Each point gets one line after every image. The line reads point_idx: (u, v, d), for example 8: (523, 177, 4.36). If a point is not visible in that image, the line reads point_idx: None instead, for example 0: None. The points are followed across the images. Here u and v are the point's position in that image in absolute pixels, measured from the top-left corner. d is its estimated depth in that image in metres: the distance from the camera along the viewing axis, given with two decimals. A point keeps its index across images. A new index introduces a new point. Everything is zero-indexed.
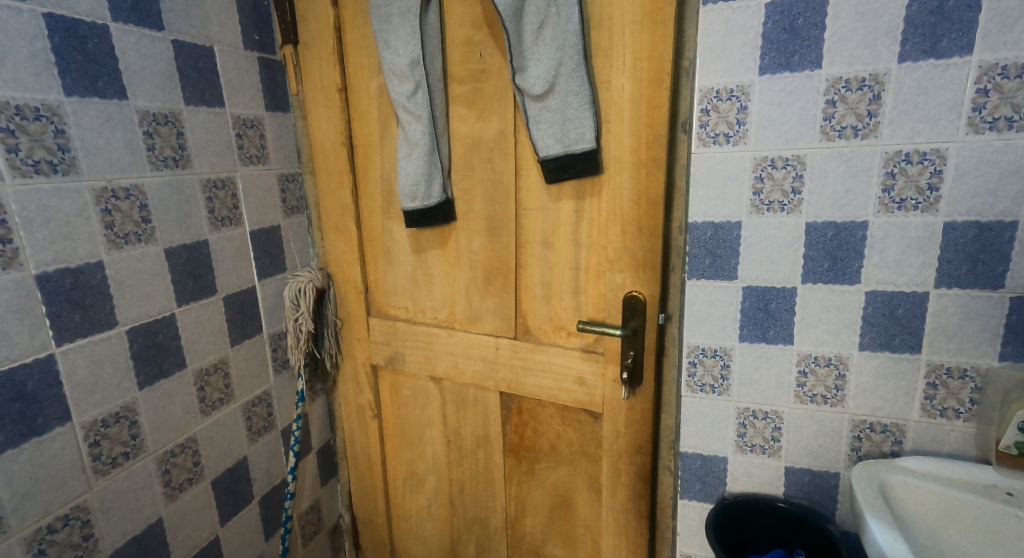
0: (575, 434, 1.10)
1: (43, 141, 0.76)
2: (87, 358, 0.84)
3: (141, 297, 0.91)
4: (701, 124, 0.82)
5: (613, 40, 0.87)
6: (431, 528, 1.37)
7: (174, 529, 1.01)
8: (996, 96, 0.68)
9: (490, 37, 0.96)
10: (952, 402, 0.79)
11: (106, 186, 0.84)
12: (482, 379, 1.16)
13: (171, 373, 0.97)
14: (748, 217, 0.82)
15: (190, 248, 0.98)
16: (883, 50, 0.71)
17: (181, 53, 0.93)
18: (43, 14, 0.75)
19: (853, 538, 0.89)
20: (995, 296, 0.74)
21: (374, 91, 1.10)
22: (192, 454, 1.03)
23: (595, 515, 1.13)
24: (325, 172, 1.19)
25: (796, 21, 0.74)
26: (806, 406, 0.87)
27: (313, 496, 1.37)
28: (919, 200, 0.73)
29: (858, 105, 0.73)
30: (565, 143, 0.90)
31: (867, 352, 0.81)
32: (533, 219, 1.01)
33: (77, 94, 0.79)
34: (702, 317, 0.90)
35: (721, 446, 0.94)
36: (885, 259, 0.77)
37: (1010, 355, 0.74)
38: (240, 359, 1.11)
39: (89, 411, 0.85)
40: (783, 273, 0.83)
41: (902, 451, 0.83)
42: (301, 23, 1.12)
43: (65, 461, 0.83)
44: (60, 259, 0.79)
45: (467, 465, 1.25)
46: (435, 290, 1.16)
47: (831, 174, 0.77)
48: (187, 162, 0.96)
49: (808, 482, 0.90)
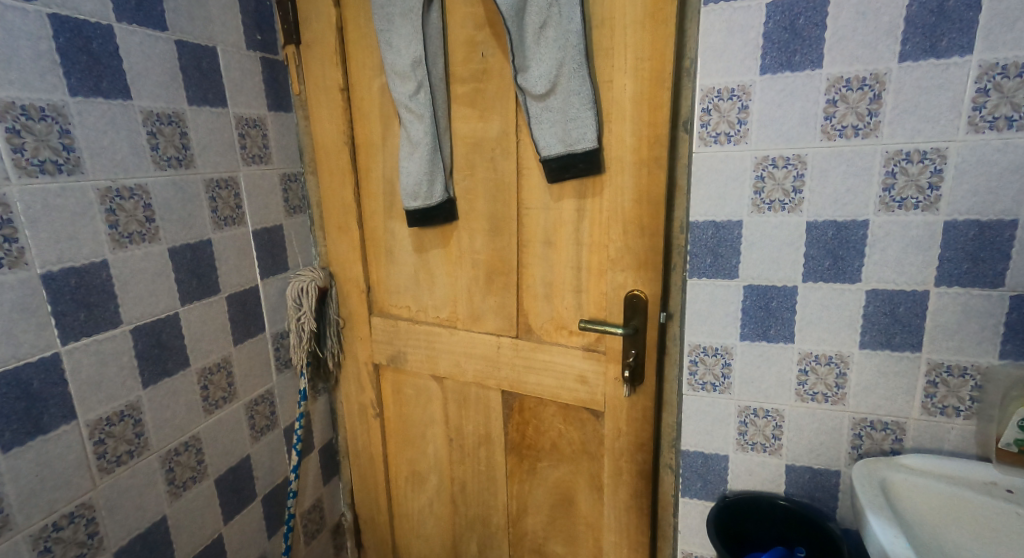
0: (577, 432, 1.11)
1: (49, 141, 0.76)
2: (92, 357, 0.85)
3: (145, 296, 0.91)
4: (702, 124, 0.82)
5: (614, 40, 0.87)
6: (433, 527, 1.38)
7: (178, 527, 1.01)
8: (996, 95, 0.68)
9: (492, 37, 0.96)
10: (952, 400, 0.79)
11: (110, 186, 0.84)
12: (484, 378, 1.17)
13: (175, 372, 0.98)
14: (748, 216, 0.83)
15: (194, 247, 0.99)
16: (884, 50, 0.71)
17: (184, 53, 0.94)
18: (48, 15, 0.75)
19: (853, 535, 0.89)
20: (995, 294, 0.74)
21: (376, 90, 1.10)
22: (195, 453, 1.03)
23: (597, 513, 1.14)
24: (327, 172, 1.20)
25: (797, 21, 0.74)
26: (807, 405, 0.87)
27: (315, 495, 1.38)
28: (919, 199, 0.74)
29: (859, 105, 0.74)
30: (567, 143, 0.91)
31: (868, 350, 0.82)
32: (535, 218, 1.02)
33: (82, 94, 0.80)
34: (703, 316, 0.90)
35: (722, 444, 0.94)
36: (886, 258, 0.77)
37: (1010, 353, 0.75)
38: (243, 358, 1.12)
39: (94, 409, 0.85)
40: (784, 272, 0.83)
41: (903, 449, 0.84)
42: (304, 23, 1.12)
43: (70, 460, 0.83)
44: (65, 259, 0.80)
45: (469, 464, 1.26)
46: (437, 289, 1.17)
47: (832, 173, 0.77)
48: (191, 162, 0.97)
49: (809, 480, 0.90)
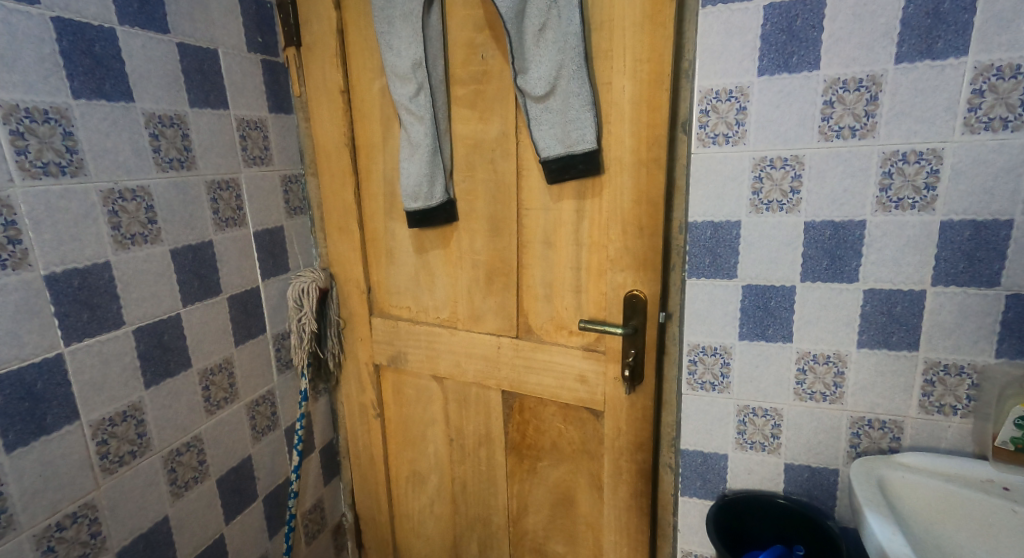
0: (576, 432, 1.12)
1: (52, 143, 0.77)
2: (94, 357, 0.85)
3: (148, 297, 0.92)
4: (701, 125, 0.83)
5: (613, 41, 0.88)
6: (434, 527, 1.38)
7: (180, 527, 1.02)
8: (991, 96, 0.69)
9: (492, 39, 0.97)
10: (949, 399, 0.80)
11: (113, 187, 0.85)
12: (484, 378, 1.17)
13: (176, 373, 0.98)
14: (747, 217, 0.83)
15: (195, 248, 0.99)
16: (881, 51, 0.72)
17: (186, 56, 0.94)
18: (51, 18, 0.76)
19: (852, 534, 0.90)
20: (991, 293, 0.75)
21: (376, 92, 1.11)
22: (197, 453, 1.03)
23: (596, 512, 1.14)
24: (327, 173, 1.21)
25: (795, 23, 0.75)
26: (806, 404, 0.88)
27: (316, 495, 1.38)
28: (916, 199, 0.74)
29: (855, 106, 0.74)
30: (566, 144, 0.91)
31: (865, 349, 0.82)
32: (535, 219, 1.02)
33: (85, 97, 0.80)
34: (702, 315, 0.91)
35: (721, 443, 0.95)
36: (883, 257, 0.78)
37: (1006, 351, 0.76)
38: (245, 358, 1.12)
39: (96, 410, 0.86)
40: (783, 272, 0.84)
41: (900, 448, 0.84)
42: (304, 25, 1.13)
43: (73, 460, 0.84)
44: (68, 260, 0.80)
45: (470, 464, 1.26)
46: (437, 289, 1.17)
47: (831, 173, 0.78)
48: (192, 163, 0.97)
49: (808, 479, 0.91)
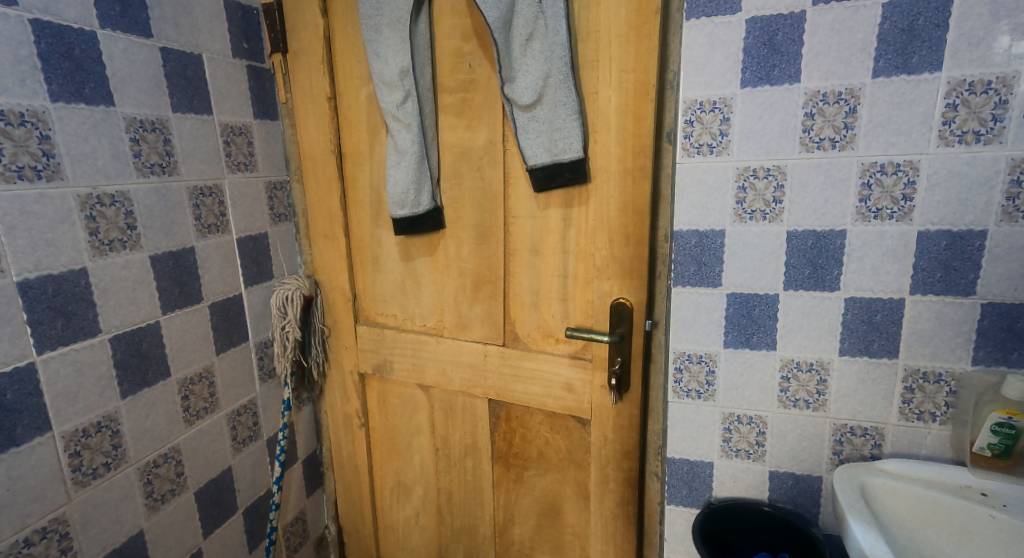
0: (564, 441, 1.11)
1: (28, 147, 0.75)
2: (68, 367, 0.83)
3: (125, 304, 0.90)
4: (685, 135, 0.84)
5: (599, 51, 0.89)
6: (419, 539, 1.36)
7: (155, 541, 0.99)
8: (964, 110, 0.71)
9: (479, 48, 0.97)
10: (928, 406, 0.81)
11: (91, 193, 0.83)
12: (470, 387, 1.17)
13: (154, 382, 0.96)
14: (731, 225, 0.84)
15: (176, 255, 0.97)
16: (858, 65, 0.74)
17: (168, 61, 0.93)
18: (30, 20, 0.74)
19: (835, 540, 0.91)
20: (966, 302, 0.76)
21: (363, 99, 1.11)
22: (174, 465, 1.01)
23: (583, 522, 1.14)
24: (313, 179, 1.20)
25: (776, 37, 0.76)
26: (789, 411, 0.88)
27: (298, 507, 1.35)
28: (894, 209, 0.76)
29: (835, 118, 0.76)
30: (553, 152, 0.92)
31: (847, 357, 0.83)
32: (522, 227, 1.03)
33: (63, 100, 0.79)
34: (688, 323, 0.91)
35: (706, 451, 0.95)
36: (863, 266, 0.79)
37: (983, 359, 0.77)
38: (226, 368, 1.10)
39: (69, 421, 0.83)
40: (765, 280, 0.85)
41: (882, 455, 0.85)
42: (290, 32, 1.12)
43: (45, 473, 0.81)
44: (42, 267, 0.78)
45: (455, 473, 1.25)
46: (424, 297, 1.17)
47: (813, 184, 0.79)
48: (174, 169, 0.96)
49: (792, 486, 0.91)
